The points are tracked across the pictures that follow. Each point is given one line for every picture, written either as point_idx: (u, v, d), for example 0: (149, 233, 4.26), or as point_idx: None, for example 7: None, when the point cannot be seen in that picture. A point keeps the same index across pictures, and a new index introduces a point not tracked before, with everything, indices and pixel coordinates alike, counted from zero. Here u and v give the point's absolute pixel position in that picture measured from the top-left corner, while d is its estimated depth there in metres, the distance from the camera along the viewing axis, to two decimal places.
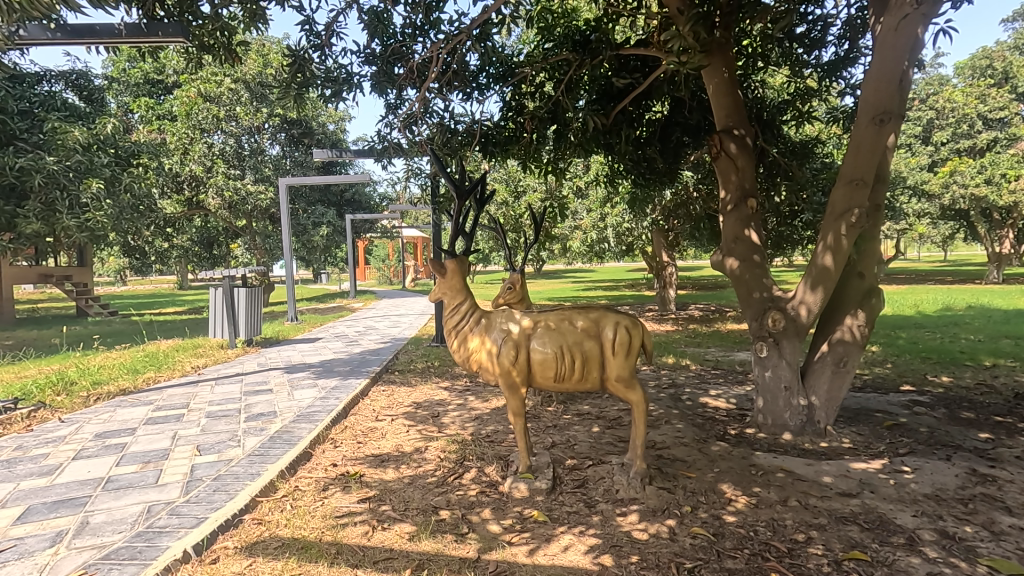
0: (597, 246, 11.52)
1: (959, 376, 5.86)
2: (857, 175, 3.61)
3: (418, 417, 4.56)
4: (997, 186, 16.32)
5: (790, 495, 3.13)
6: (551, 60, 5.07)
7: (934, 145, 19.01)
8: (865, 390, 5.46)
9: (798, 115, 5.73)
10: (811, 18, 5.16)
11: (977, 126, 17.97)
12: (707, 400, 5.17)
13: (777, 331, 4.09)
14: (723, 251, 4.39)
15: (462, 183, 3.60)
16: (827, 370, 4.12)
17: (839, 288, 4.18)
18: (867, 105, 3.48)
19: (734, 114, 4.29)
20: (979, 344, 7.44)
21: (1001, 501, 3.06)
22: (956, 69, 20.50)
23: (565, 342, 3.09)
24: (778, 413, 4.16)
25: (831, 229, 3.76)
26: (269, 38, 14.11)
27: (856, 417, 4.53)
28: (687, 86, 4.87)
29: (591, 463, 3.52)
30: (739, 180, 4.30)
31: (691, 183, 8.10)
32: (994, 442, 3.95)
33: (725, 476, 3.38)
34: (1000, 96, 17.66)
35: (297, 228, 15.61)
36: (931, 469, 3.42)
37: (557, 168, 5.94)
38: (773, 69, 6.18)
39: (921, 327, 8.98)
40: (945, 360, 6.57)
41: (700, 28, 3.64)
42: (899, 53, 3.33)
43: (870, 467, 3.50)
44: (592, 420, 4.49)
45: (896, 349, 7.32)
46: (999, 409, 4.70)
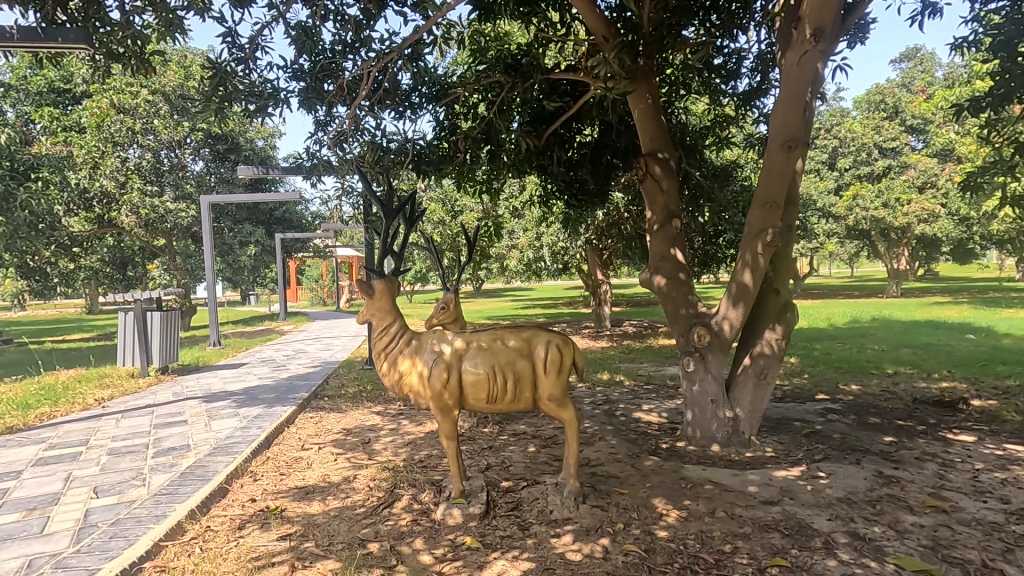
0: (534, 264, 11.64)
1: (866, 384, 6.32)
2: (770, 198, 3.81)
3: (347, 444, 4.37)
4: (893, 210, 18.15)
5: (718, 506, 3.22)
6: (483, 82, 5.14)
7: (839, 171, 20.68)
8: (785, 400, 5.77)
9: (717, 141, 6.10)
10: (726, 51, 5.54)
11: (874, 154, 19.82)
12: (640, 415, 5.28)
13: (703, 346, 4.24)
14: (651, 269, 4.55)
15: (391, 202, 3.53)
16: (750, 382, 4.30)
17: (759, 304, 4.40)
18: (776, 133, 3.66)
19: (658, 139, 4.50)
20: (883, 353, 8.06)
21: (904, 500, 3.27)
22: (855, 103, 22.49)
23: (497, 362, 3.07)
24: (706, 425, 4.30)
25: (748, 249, 3.97)
26: (192, 50, 13.52)
27: (777, 427, 4.76)
28: (614, 111, 5.06)
29: (526, 484, 3.48)
30: (665, 202, 4.49)
31: (622, 204, 8.42)
32: (897, 445, 4.25)
33: (657, 491, 3.44)
34: (892, 129, 19.83)
35: (222, 247, 14.99)
36: (843, 474, 3.63)
37: (491, 187, 5.99)
38: (695, 98, 6.57)
39: (832, 339, 9.66)
40: (854, 369, 7.07)
41: (624, 56, 3.83)
42: (802, 87, 3.48)
43: (790, 474, 3.67)
44: (528, 439, 4.48)
45: (812, 360, 7.81)
46: (901, 414, 5.08)
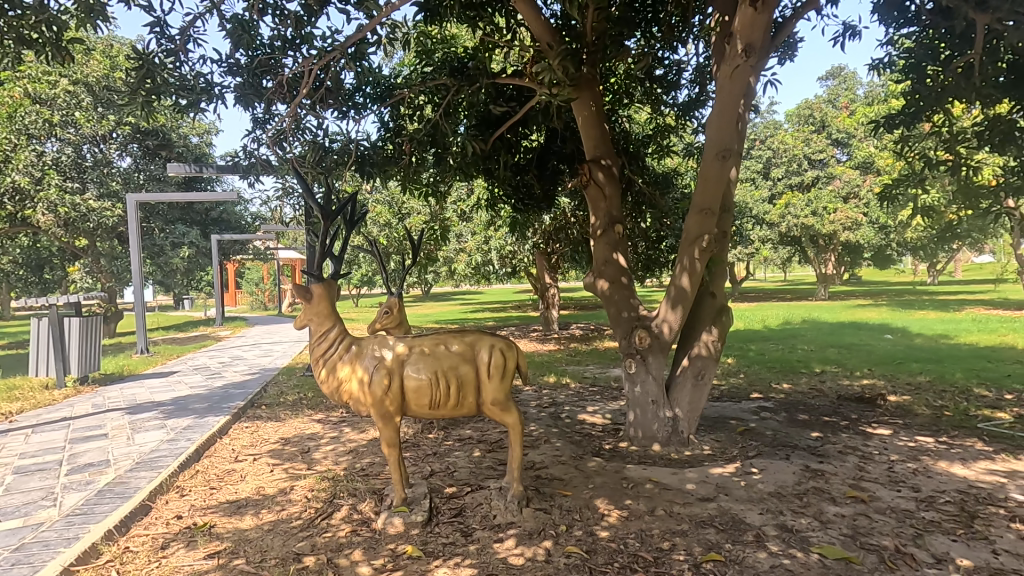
0: (482, 268, 11.64)
1: (796, 382, 6.67)
2: (706, 205, 3.95)
3: (285, 454, 4.21)
4: (821, 218, 19.41)
5: (657, 504, 3.30)
6: (429, 84, 5.10)
7: (772, 181, 21.81)
8: (721, 399, 6.00)
9: (659, 149, 6.29)
10: (667, 63, 5.74)
11: (804, 165, 21.02)
12: (585, 417, 5.35)
13: (644, 348, 4.35)
14: (595, 273, 4.63)
15: (330, 204, 3.43)
16: (688, 382, 4.45)
17: (697, 307, 4.57)
18: (711, 143, 3.79)
19: (601, 146, 4.59)
20: (811, 353, 8.54)
21: (828, 492, 3.46)
22: (786, 116, 23.79)
23: (440, 367, 3.03)
24: (648, 425, 4.41)
25: (686, 254, 4.10)
26: (117, 40, 12.80)
27: (715, 425, 4.94)
28: (560, 117, 5.13)
29: (470, 490, 3.46)
30: (608, 208, 4.58)
31: (568, 209, 8.55)
32: (823, 440, 4.50)
33: (600, 491, 3.49)
34: (819, 141, 21.08)
35: (152, 249, 14.17)
36: (774, 469, 3.81)
37: (437, 191, 5.93)
38: (637, 107, 6.76)
39: (766, 340, 10.16)
40: (785, 368, 7.46)
41: (568, 63, 3.89)
42: (734, 100, 3.61)
43: (726, 470, 3.82)
44: (473, 444, 4.45)
45: (748, 360, 8.18)
46: (827, 410, 5.39)
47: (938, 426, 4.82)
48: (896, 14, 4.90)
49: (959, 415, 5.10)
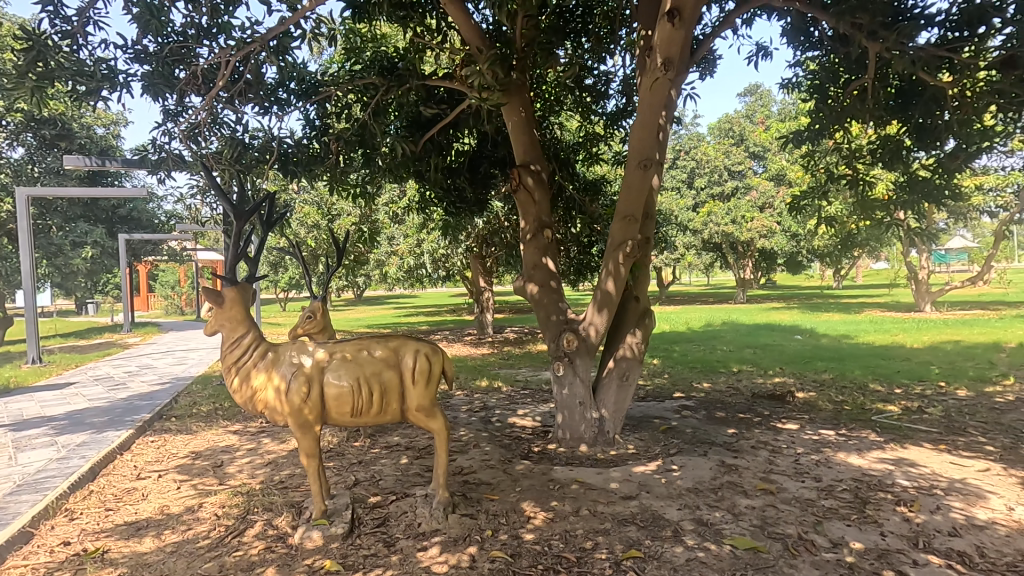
0: (414, 271, 11.47)
1: (715, 381, 7.03)
2: (629, 211, 4.08)
3: (195, 469, 3.94)
4: (739, 226, 20.64)
5: (582, 505, 3.36)
6: (357, 82, 4.97)
7: (696, 190, 22.98)
8: (647, 399, 6.22)
9: (588, 156, 6.45)
10: (596, 73, 5.90)
11: (725, 176, 22.30)
12: (515, 420, 5.38)
13: (571, 350, 4.42)
14: (524, 277, 4.67)
15: (245, 203, 3.27)
16: (614, 383, 4.57)
17: (621, 310, 4.70)
18: (633, 152, 3.92)
19: (531, 151, 4.64)
20: (730, 353, 9.04)
21: (741, 486, 3.66)
22: (708, 129, 25.12)
23: (362, 373, 2.94)
24: (575, 427, 4.49)
25: (611, 259, 4.22)
26: (8, 17, 11.62)
27: (639, 425, 5.11)
28: (491, 122, 5.14)
29: (394, 498, 3.38)
30: (537, 213, 4.64)
31: (501, 213, 8.59)
32: (737, 436, 4.76)
33: (526, 494, 3.51)
34: (738, 154, 22.37)
35: (49, 248, 12.96)
36: (692, 465, 3.98)
37: (366, 192, 5.78)
38: (568, 115, 6.90)
39: (689, 341, 10.65)
40: (706, 368, 7.84)
41: (498, 68, 3.91)
42: (655, 111, 3.75)
43: (648, 468, 3.95)
44: (400, 451, 4.36)
45: (672, 361, 8.54)
46: (742, 407, 5.71)
47: (839, 419, 5.22)
48: (802, 38, 5.29)
49: (856, 409, 5.55)
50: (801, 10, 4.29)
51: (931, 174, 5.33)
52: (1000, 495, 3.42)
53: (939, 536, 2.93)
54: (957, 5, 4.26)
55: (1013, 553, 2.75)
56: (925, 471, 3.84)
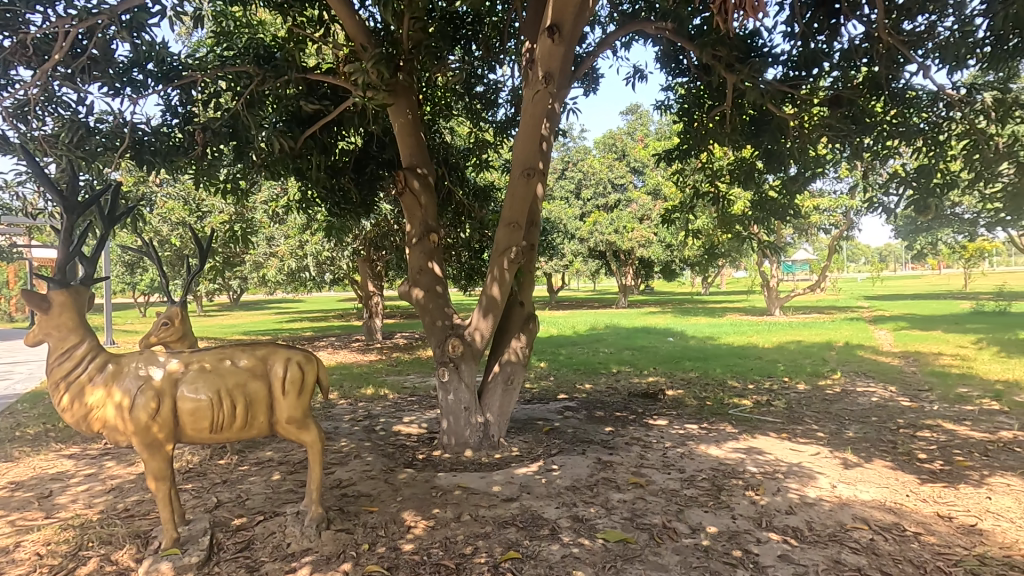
0: (296, 274, 10.84)
1: (597, 382, 7.40)
2: (513, 218, 4.15)
3: (15, 503, 3.37)
4: (621, 235, 22.00)
5: (463, 510, 3.35)
6: (228, 69, 4.59)
7: (583, 201, 24.17)
8: (532, 401, 6.38)
9: (478, 162, 6.51)
10: (485, 81, 5.98)
11: (609, 188, 23.72)
12: (399, 428, 5.24)
13: (456, 356, 4.41)
14: (410, 281, 4.59)
15: (78, 197, 2.88)
16: (498, 388, 4.62)
17: (507, 315, 4.78)
18: (517, 161, 4.00)
19: (417, 154, 4.57)
20: (611, 355, 9.58)
21: (614, 481, 3.87)
22: (594, 143, 26.51)
23: (223, 386, 2.70)
24: (460, 432, 4.48)
25: (496, 265, 4.27)
26: None
27: (523, 427, 5.22)
28: (377, 122, 5.00)
29: (261, 519, 3.13)
30: (423, 217, 4.58)
31: (390, 215, 8.39)
32: (614, 433, 5.04)
33: (408, 504, 3.43)
34: (620, 168, 23.88)
35: None
36: (571, 464, 4.14)
37: (238, 188, 5.35)
38: (459, 120, 6.92)
39: (574, 344, 11.14)
40: (588, 370, 8.24)
41: (383, 68, 3.80)
42: (537, 122, 3.86)
43: (529, 470, 4.04)
44: (272, 467, 4.07)
45: (557, 364, 8.86)
46: (619, 406, 6.07)
47: (701, 414, 5.71)
48: (673, 64, 5.76)
49: (716, 403, 6.13)
50: (672, 38, 4.64)
51: (777, 194, 6.07)
52: (826, 475, 3.94)
53: (778, 515, 3.30)
54: (797, 48, 4.86)
55: (834, 525, 3.17)
56: (770, 458, 4.32)
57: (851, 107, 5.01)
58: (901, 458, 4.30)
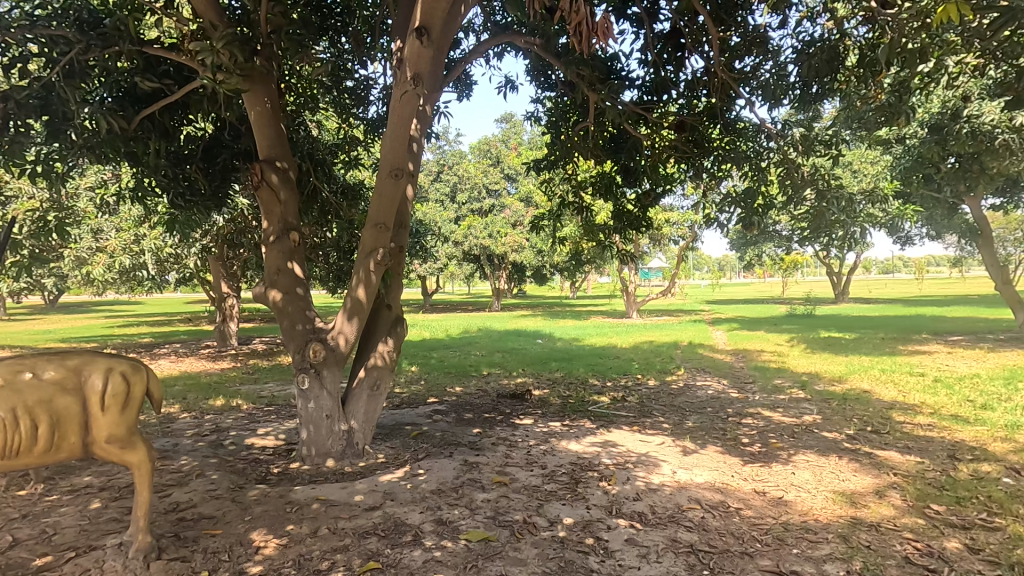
0: (133, 272, 9.59)
1: (467, 384, 7.46)
2: (380, 219, 4.03)
3: None
4: (494, 240, 22.49)
5: (321, 524, 3.18)
6: (41, 32, 3.90)
7: (458, 205, 24.36)
8: (401, 406, 6.26)
9: (347, 160, 6.25)
10: (355, 77, 5.75)
11: (483, 193, 24.21)
12: (253, 441, 4.84)
13: (318, 361, 4.17)
14: (266, 282, 4.27)
15: None
16: (364, 394, 4.45)
17: (373, 318, 4.63)
18: (385, 161, 3.89)
19: (276, 147, 4.27)
20: (482, 358, 9.73)
21: (479, 481, 3.92)
22: (469, 148, 26.85)
23: (22, 403, 2.29)
24: (322, 442, 4.25)
25: (362, 265, 4.12)
26: None
27: (390, 433, 5.10)
28: (230, 109, 4.58)
29: (73, 555, 2.70)
30: (282, 214, 4.28)
31: (246, 210, 7.73)
32: (481, 435, 5.12)
33: (258, 522, 3.18)
34: (494, 174, 24.47)
35: None
36: (438, 468, 4.13)
37: (54, 172, 4.57)
38: (326, 113, 6.58)
39: (446, 347, 11.14)
40: (459, 373, 8.29)
41: (236, 50, 3.49)
42: (406, 123, 3.79)
43: (394, 476, 3.96)
44: (91, 493, 3.53)
45: (429, 367, 8.79)
46: (487, 408, 6.18)
47: (564, 412, 6.03)
48: (542, 78, 6.03)
49: (578, 401, 6.50)
50: (540, 54, 4.82)
51: (633, 207, 6.57)
52: (669, 462, 4.36)
53: (627, 501, 3.58)
54: (650, 75, 5.34)
55: (673, 506, 3.52)
56: (622, 449, 4.68)
57: (693, 132, 5.62)
58: (729, 442, 4.89)
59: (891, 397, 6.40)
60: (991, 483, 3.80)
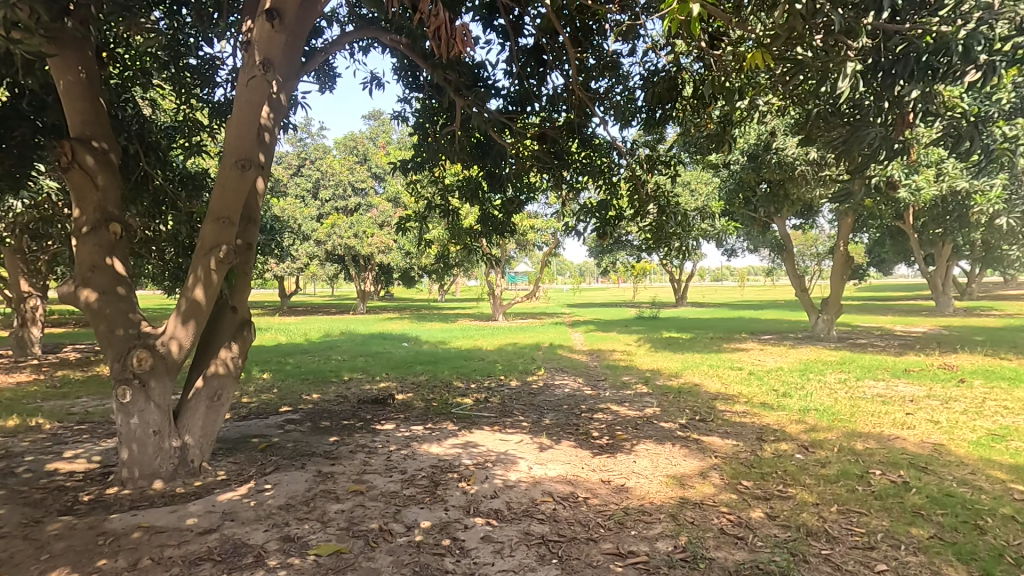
0: None
1: (325, 391, 7.08)
2: (223, 213, 3.62)
3: None
4: (360, 240, 21.68)
5: (142, 555, 2.81)
6: None
7: (320, 202, 23.14)
8: (248, 417, 5.76)
9: (187, 145, 5.62)
10: (199, 55, 5.19)
11: (348, 191, 23.26)
12: (57, 466, 4.13)
13: (143, 371, 3.67)
14: (77, 280, 3.66)
15: None
16: (201, 406, 4.01)
17: (215, 322, 4.17)
18: (229, 149, 3.52)
19: (92, 125, 3.70)
20: (343, 362, 9.32)
21: (333, 492, 3.74)
22: (334, 143, 25.69)
23: None
24: (147, 462, 3.75)
25: (200, 263, 3.68)
26: None
27: (234, 447, 4.66)
28: (32, 75, 3.86)
29: None
30: (99, 202, 3.71)
31: (55, 195, 6.59)
32: (338, 443, 4.89)
33: (58, 561, 2.72)
34: (360, 172, 23.65)
35: None
36: (287, 481, 3.87)
37: None
38: (162, 91, 5.85)
39: (305, 352, 10.50)
40: (318, 379, 7.85)
41: (39, 7, 2.94)
42: (255, 110, 3.48)
43: (235, 494, 3.63)
44: None
45: (283, 374, 8.20)
46: (346, 414, 5.92)
47: (427, 415, 5.99)
48: (409, 78, 5.95)
49: (442, 404, 6.50)
50: (406, 53, 4.74)
51: (497, 212, 6.68)
52: (526, 458, 4.54)
53: (484, 500, 3.66)
54: (515, 86, 5.53)
55: (527, 501, 3.66)
56: (482, 449, 4.77)
57: (555, 145, 5.93)
58: (581, 437, 5.22)
59: (717, 389, 7.31)
60: (787, 459, 4.50)
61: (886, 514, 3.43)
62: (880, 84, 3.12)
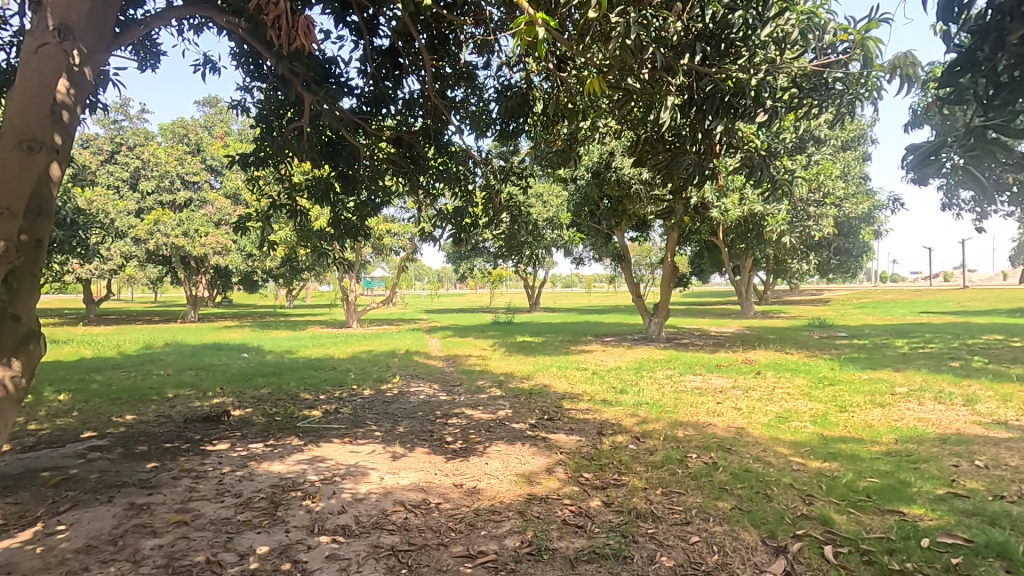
0: None
1: (143, 411, 6.18)
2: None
3: None
4: (191, 239, 19.16)
5: None
6: None
7: (140, 194, 20.24)
8: (36, 447, 4.81)
9: None
10: None
11: (176, 184, 20.66)
12: None
13: None
14: None
15: None
16: None
17: None
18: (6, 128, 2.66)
19: None
20: (167, 377, 8.22)
21: (149, 526, 3.28)
22: (159, 130, 22.74)
23: None
24: None
25: None
26: None
27: (14, 485, 3.87)
28: None
29: None
30: None
31: None
32: (157, 469, 4.29)
33: None
34: (192, 164, 21.13)
35: None
36: (88, 519, 3.31)
37: None
38: None
39: (117, 367, 9.06)
40: (133, 398, 6.81)
41: None
42: (47, 79, 2.73)
43: (14, 542, 3.01)
44: None
45: (86, 394, 6.98)
46: (169, 436, 5.23)
47: (268, 431, 5.53)
48: (251, 65, 5.48)
49: (285, 418, 6.04)
50: (245, 38, 4.32)
51: (351, 215, 6.35)
52: (377, 469, 4.42)
53: (331, 516, 3.48)
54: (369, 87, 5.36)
55: (377, 513, 3.56)
56: (330, 463, 4.53)
57: (411, 149, 5.84)
58: (435, 443, 5.21)
59: (564, 389, 7.78)
60: (622, 450, 4.95)
61: (699, 491, 3.94)
62: (694, 118, 3.53)
